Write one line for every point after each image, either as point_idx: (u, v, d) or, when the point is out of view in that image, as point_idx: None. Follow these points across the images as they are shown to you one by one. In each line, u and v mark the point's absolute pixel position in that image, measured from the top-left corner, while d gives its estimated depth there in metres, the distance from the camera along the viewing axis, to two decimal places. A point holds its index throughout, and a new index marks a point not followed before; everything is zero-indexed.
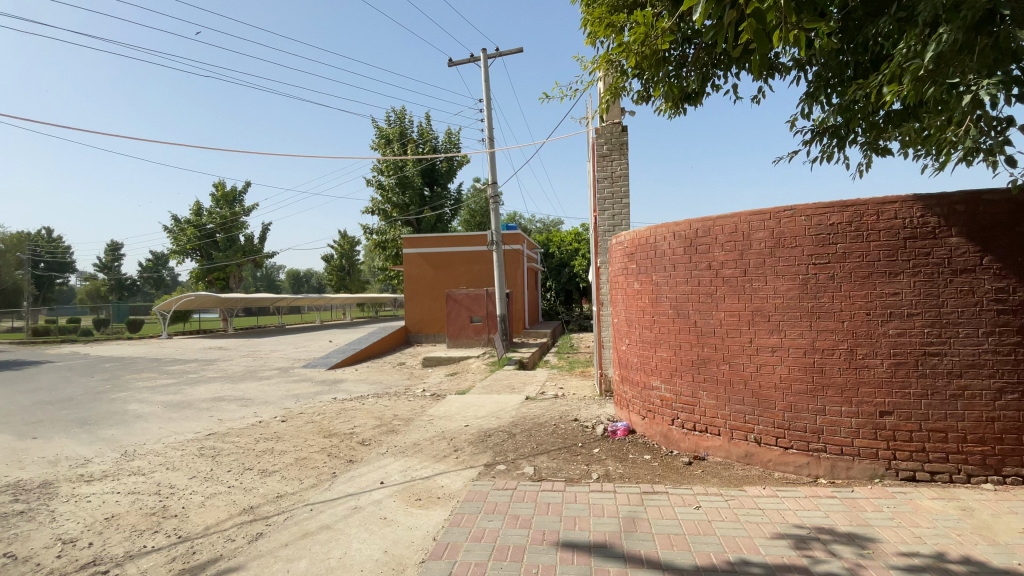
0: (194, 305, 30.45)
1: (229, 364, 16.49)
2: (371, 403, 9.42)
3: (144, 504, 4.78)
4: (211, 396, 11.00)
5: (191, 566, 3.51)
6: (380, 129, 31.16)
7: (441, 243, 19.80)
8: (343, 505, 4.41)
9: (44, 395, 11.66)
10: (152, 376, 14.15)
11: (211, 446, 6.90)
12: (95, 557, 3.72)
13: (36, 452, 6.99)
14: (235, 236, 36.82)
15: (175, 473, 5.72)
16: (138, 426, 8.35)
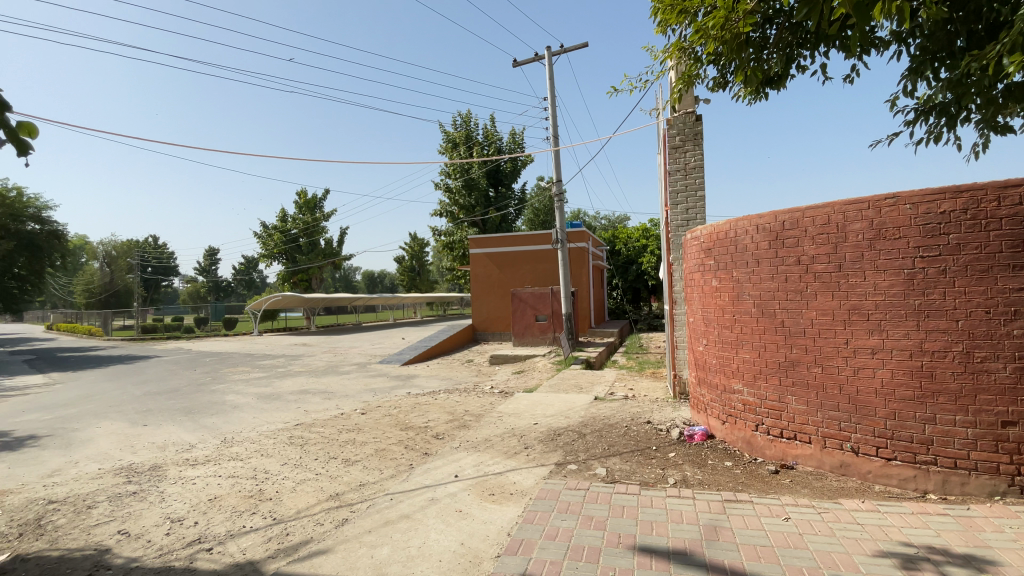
0: (281, 305, 32.97)
1: (312, 360, 17.66)
2: (442, 399, 9.70)
3: (244, 487, 5.23)
4: (297, 389, 11.85)
5: (285, 547, 3.79)
6: (447, 133, 32.02)
7: (507, 242, 19.98)
8: (420, 497, 4.57)
9: (158, 386, 13.10)
10: (247, 370, 15.48)
11: (298, 435, 7.41)
12: (205, 534, 4.12)
13: (153, 436, 7.87)
14: (316, 240, 39.40)
15: (269, 459, 6.22)
16: (236, 415, 9.15)
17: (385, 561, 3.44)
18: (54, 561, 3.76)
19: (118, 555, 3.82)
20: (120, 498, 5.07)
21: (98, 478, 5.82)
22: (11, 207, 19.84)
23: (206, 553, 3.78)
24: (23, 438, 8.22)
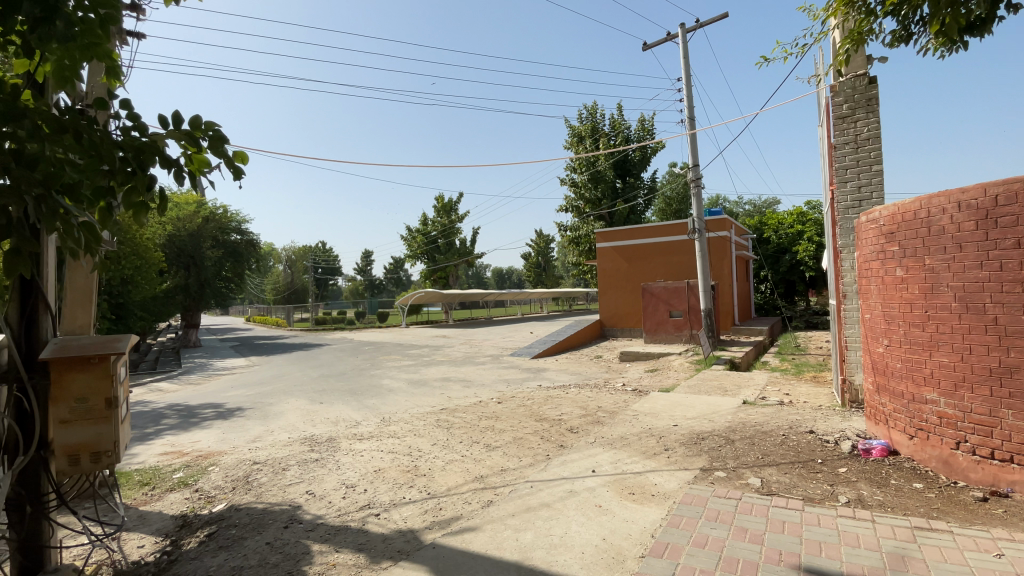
0: (423, 301, 36.07)
1: (451, 351, 19.04)
2: (574, 393, 9.75)
3: (401, 462, 5.85)
4: (439, 377, 12.88)
5: (439, 520, 4.15)
6: (573, 127, 31.94)
7: (636, 235, 19.31)
8: (559, 487, 4.66)
9: (329, 370, 15.26)
10: (398, 358, 17.27)
11: (444, 419, 8.06)
12: (373, 500, 4.70)
13: (327, 412, 9.21)
14: (452, 240, 42.32)
15: (420, 439, 6.86)
16: (391, 398, 10.27)
17: (530, 545, 3.57)
18: (263, 510, 4.61)
19: (308, 511, 4.54)
20: (307, 463, 6.02)
21: (290, 445, 6.98)
22: (223, 223, 24.67)
23: (375, 518, 4.31)
24: (237, 408, 10.20)
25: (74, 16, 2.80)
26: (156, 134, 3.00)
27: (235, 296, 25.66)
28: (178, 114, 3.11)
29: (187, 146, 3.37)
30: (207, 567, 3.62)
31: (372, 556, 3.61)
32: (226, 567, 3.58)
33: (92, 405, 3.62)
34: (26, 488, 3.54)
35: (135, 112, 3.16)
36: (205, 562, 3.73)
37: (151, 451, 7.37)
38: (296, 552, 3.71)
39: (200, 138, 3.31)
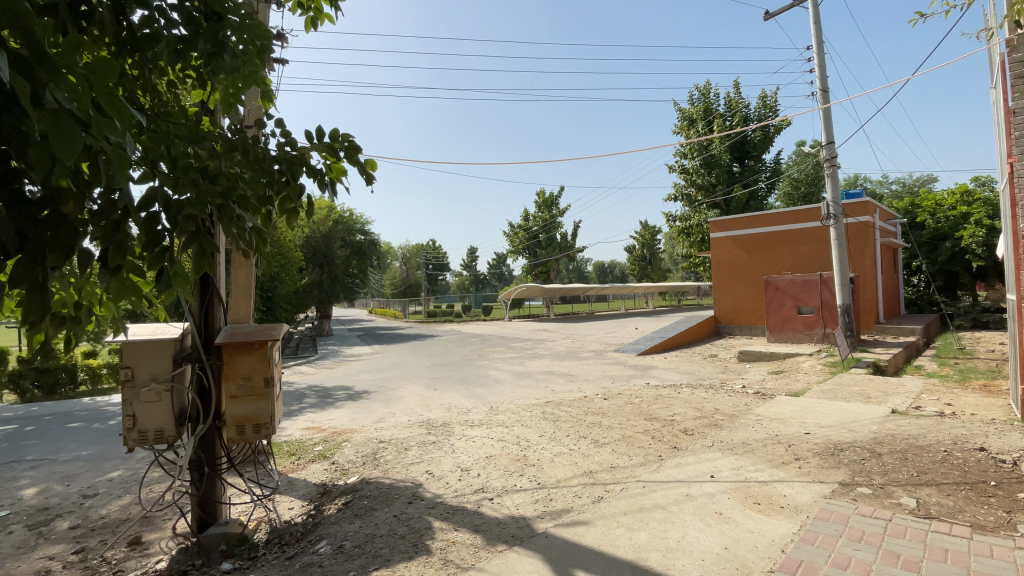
0: (525, 295, 36.72)
1: (555, 344, 19.16)
2: (686, 393, 9.27)
3: (511, 451, 6.04)
4: (544, 370, 13.03)
5: (550, 511, 4.22)
6: (683, 111, 30.22)
7: (756, 224, 17.73)
8: (674, 490, 4.48)
9: (440, 359, 16.19)
10: (503, 350, 17.81)
11: (551, 412, 8.15)
12: (485, 485, 4.91)
13: (441, 399, 9.80)
14: (554, 234, 42.45)
15: (528, 430, 7.02)
16: (499, 389, 10.61)
17: (644, 546, 3.49)
18: (390, 485, 5.04)
19: (429, 489, 4.88)
20: (425, 445, 6.47)
21: (409, 428, 7.54)
22: (348, 224, 27.26)
23: (489, 502, 4.51)
24: (363, 391, 11.29)
25: (237, 50, 3.30)
26: (303, 148, 3.43)
27: (359, 290, 28.25)
28: (321, 129, 3.50)
29: (326, 157, 3.78)
30: (346, 532, 4.06)
31: (488, 538, 3.79)
32: (361, 533, 3.98)
33: (254, 383, 4.22)
34: (205, 451, 4.29)
35: (287, 129, 3.62)
36: (343, 527, 4.18)
37: (296, 425, 8.43)
38: (420, 527, 4.02)
39: (338, 149, 3.70)
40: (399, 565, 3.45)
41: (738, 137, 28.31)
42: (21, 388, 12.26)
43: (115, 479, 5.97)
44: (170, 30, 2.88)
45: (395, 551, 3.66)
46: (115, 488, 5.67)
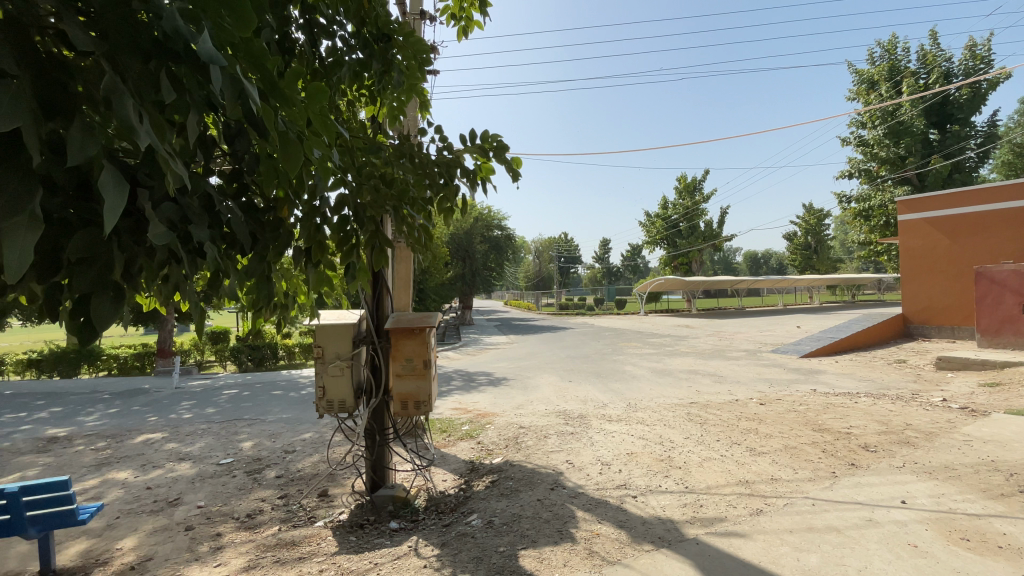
0: (663, 288, 35.00)
1: (699, 341, 17.93)
2: (864, 404, 7.97)
3: (654, 450, 5.82)
4: (687, 368, 12.29)
5: (701, 518, 3.99)
6: (859, 73, 25.88)
7: (962, 201, 14.46)
8: (852, 512, 3.91)
9: (575, 352, 16.24)
10: (642, 345, 17.21)
11: (696, 414, 7.66)
12: (628, 482, 4.82)
13: (578, 391, 9.84)
14: (697, 223, 39.59)
15: (672, 430, 6.69)
16: (637, 385, 10.29)
17: (815, 570, 3.11)
18: (533, 470, 5.23)
19: (570, 479, 4.94)
20: (565, 435, 6.56)
21: (548, 417, 7.72)
22: (487, 220, 28.63)
23: (632, 500, 4.42)
24: (503, 379, 11.85)
25: (402, 66, 3.70)
26: (458, 151, 3.71)
27: (496, 283, 29.61)
28: (474, 131, 3.74)
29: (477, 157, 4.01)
30: (495, 509, 4.32)
31: (633, 536, 3.72)
32: (509, 512, 4.20)
33: (416, 364, 4.70)
34: (377, 421, 4.90)
35: (444, 134, 3.93)
36: (492, 504, 4.45)
37: (445, 406, 9.18)
38: (564, 515, 4.10)
39: (488, 149, 3.90)
40: (546, 548, 3.57)
41: (936, 98, 23.34)
42: (239, 359, 15.31)
43: (306, 440, 7.15)
44: (351, 56, 3.32)
45: (542, 534, 3.79)
46: (307, 448, 6.78)
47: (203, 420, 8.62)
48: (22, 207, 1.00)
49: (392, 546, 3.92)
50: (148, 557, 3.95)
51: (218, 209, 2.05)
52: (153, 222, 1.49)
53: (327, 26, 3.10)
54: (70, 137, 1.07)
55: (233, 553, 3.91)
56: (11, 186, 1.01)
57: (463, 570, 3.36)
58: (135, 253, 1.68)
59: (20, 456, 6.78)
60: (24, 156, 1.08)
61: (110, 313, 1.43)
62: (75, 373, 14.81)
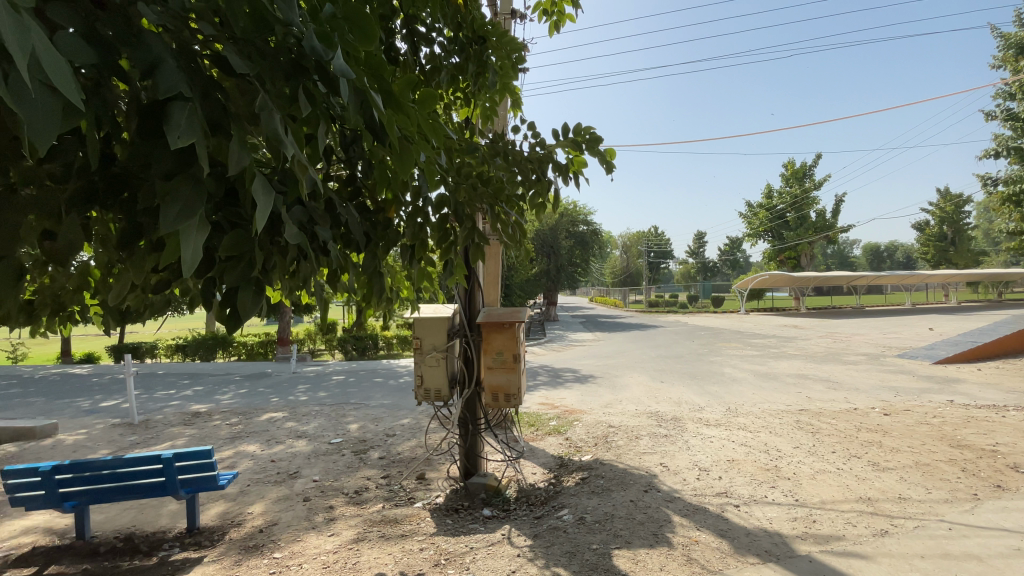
0: (766, 284, 32.40)
1: (808, 343, 16.38)
2: (1020, 420, 6.81)
3: (758, 458, 5.44)
4: (794, 372, 11.30)
5: (814, 534, 3.69)
6: (1012, 33, 22.04)
7: None
8: (1000, 542, 3.47)
9: (667, 351, 15.59)
10: (741, 346, 16.09)
11: (806, 422, 7.02)
12: (729, 490, 4.55)
13: (671, 392, 9.46)
14: (806, 213, 36.11)
15: (779, 438, 6.19)
16: (737, 389, 9.64)
17: None
18: (625, 470, 5.12)
19: (665, 482, 4.78)
20: (658, 437, 6.34)
21: (639, 417, 7.50)
22: (573, 215, 28.34)
23: (735, 509, 4.18)
24: (591, 376, 11.72)
25: (497, 65, 3.79)
26: (550, 146, 3.72)
27: (582, 279, 29.27)
28: (566, 126, 3.72)
29: (569, 151, 3.99)
30: (586, 506, 4.30)
31: (736, 547, 3.52)
32: (601, 510, 4.16)
33: (506, 358, 4.78)
34: (469, 411, 5.08)
35: (536, 130, 3.96)
36: (584, 500, 4.43)
37: (533, 400, 9.27)
38: (659, 518, 3.98)
39: (580, 142, 3.87)
40: (641, 549, 3.49)
41: None
42: (344, 349, 16.65)
43: (404, 425, 7.60)
44: (449, 61, 3.47)
45: (636, 535, 3.71)
46: (405, 433, 7.22)
47: (315, 403, 9.50)
48: (194, 211, 1.17)
49: (486, 532, 4.05)
50: (274, 522, 4.44)
51: (336, 211, 2.24)
52: (287, 224, 1.67)
53: (426, 34, 3.27)
54: (229, 149, 1.22)
55: (344, 525, 4.28)
56: (185, 193, 1.18)
57: (556, 564, 3.38)
58: (270, 252, 1.88)
59: (173, 427, 7.93)
60: (193, 167, 1.25)
61: (253, 304, 1.62)
62: (213, 357, 17.01)
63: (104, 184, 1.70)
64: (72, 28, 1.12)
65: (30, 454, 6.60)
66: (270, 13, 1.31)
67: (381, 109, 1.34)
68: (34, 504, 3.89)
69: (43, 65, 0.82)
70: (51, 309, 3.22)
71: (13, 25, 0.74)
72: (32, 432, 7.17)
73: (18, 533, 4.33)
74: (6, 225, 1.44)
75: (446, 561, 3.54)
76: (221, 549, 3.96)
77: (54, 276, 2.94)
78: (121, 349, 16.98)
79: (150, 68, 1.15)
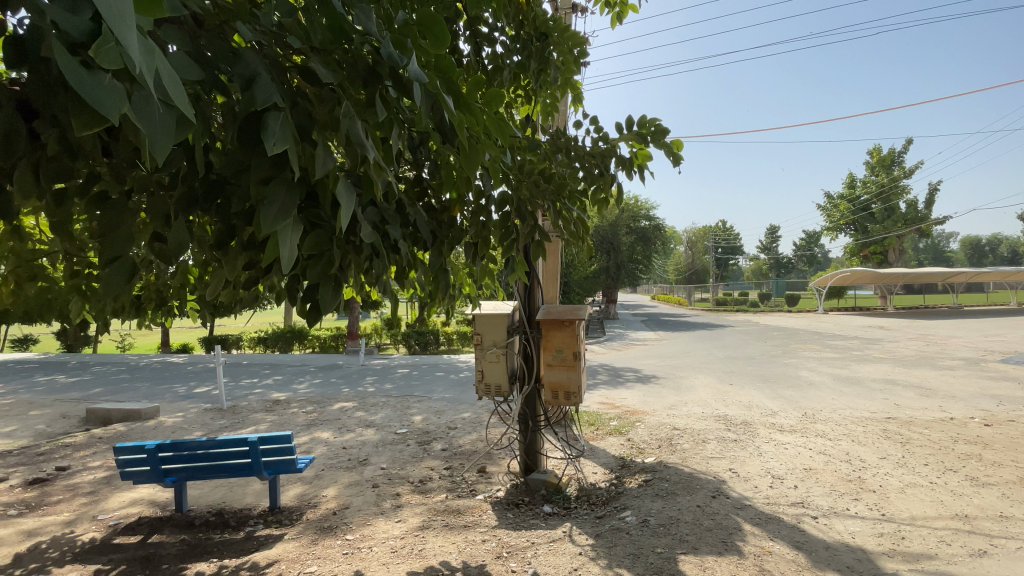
0: (847, 281, 30.04)
1: (896, 345, 15.03)
2: None
3: (839, 468, 5.07)
4: (880, 376, 10.41)
5: (904, 553, 3.41)
6: None
7: None
8: None
9: (736, 352, 14.83)
10: (818, 347, 15.03)
11: (895, 431, 6.44)
12: (805, 501, 4.29)
13: (740, 395, 9.01)
14: (895, 204, 33.05)
15: (863, 448, 5.74)
16: (814, 393, 9.01)
17: None
18: (690, 474, 4.94)
19: (734, 488, 4.57)
20: (726, 441, 6.06)
21: (705, 420, 7.20)
22: (634, 211, 27.61)
23: (812, 520, 3.93)
24: (653, 375, 11.41)
25: (559, 60, 3.77)
26: (613, 140, 3.66)
27: (643, 276, 28.48)
28: (630, 118, 3.64)
29: (633, 145, 3.90)
30: (650, 508, 4.20)
31: (814, 561, 3.32)
32: (666, 513, 4.05)
33: (566, 355, 4.75)
34: (529, 407, 5.10)
35: (599, 124, 3.90)
36: (647, 503, 4.33)
37: (593, 399, 9.16)
38: (728, 525, 3.82)
39: (645, 135, 3.76)
40: (708, 556, 3.37)
41: None
42: (408, 343, 17.25)
43: (465, 419, 7.76)
44: (511, 59, 3.49)
45: (703, 541, 3.58)
46: (467, 426, 7.37)
47: (382, 394, 9.91)
48: (288, 212, 1.27)
49: (547, 529, 4.06)
50: (346, 505, 4.70)
51: (405, 210, 2.33)
52: (364, 223, 1.76)
53: (489, 33, 3.31)
54: (316, 154, 1.32)
55: (410, 513, 4.45)
56: (280, 196, 1.29)
57: (619, 565, 3.34)
58: (347, 250, 2.00)
59: (256, 413, 8.58)
60: (287, 172, 1.36)
61: (334, 299, 1.74)
62: (290, 349, 18.20)
63: (203, 190, 1.87)
64: (183, 49, 1.24)
65: (137, 433, 7.38)
66: (350, 24, 1.38)
67: (453, 111, 1.38)
68: (142, 477, 4.36)
69: (165, 83, 0.92)
70: (153, 304, 3.56)
71: (141, 51, 0.83)
72: (139, 413, 8.02)
73: (129, 503, 4.88)
74: (126, 228, 1.62)
75: (508, 554, 3.59)
76: (300, 528, 4.25)
77: (158, 274, 3.26)
78: (210, 340, 18.56)
79: (249, 82, 1.25)
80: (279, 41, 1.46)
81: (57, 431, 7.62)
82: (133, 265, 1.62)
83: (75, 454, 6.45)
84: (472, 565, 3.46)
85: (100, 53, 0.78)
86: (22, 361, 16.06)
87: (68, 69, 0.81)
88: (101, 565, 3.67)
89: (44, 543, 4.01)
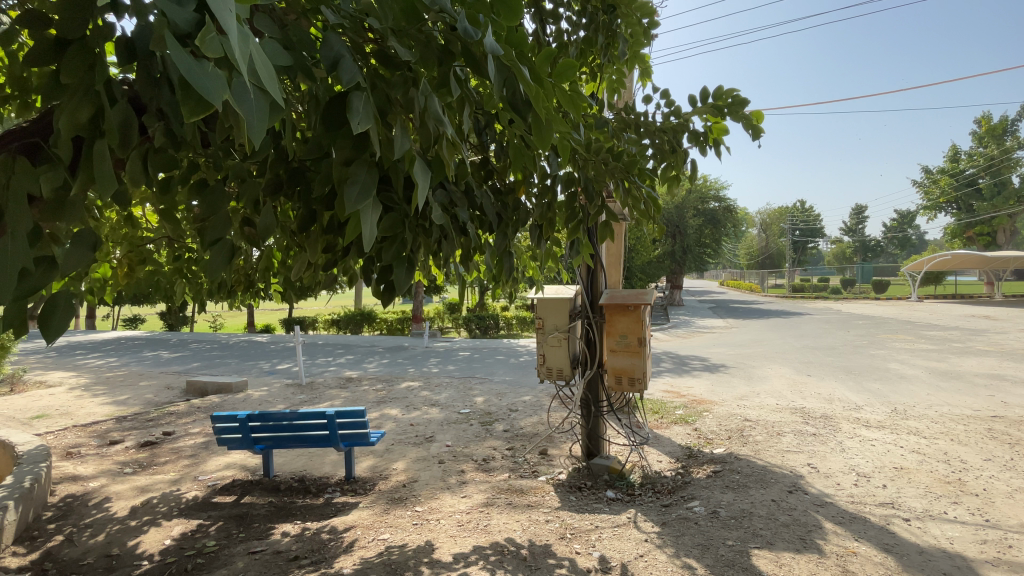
0: (947, 266, 27.14)
1: (1008, 338, 13.40)
2: None
3: (934, 468, 4.64)
4: (986, 371, 9.36)
5: (1010, 563, 3.10)
6: None
7: None
8: None
9: (814, 342, 13.85)
10: (911, 338, 13.74)
11: (1001, 431, 5.78)
12: (893, 501, 3.96)
13: (818, 387, 8.45)
14: (1007, 178, 29.19)
15: (964, 448, 5.20)
16: (905, 387, 8.27)
17: None
18: (765, 467, 4.71)
19: (814, 484, 4.31)
20: (804, 435, 5.70)
21: (780, 412, 6.82)
22: (701, 192, 26.29)
23: (903, 522, 3.63)
24: (722, 364, 10.95)
25: (625, 32, 3.58)
26: (686, 113, 3.48)
27: (711, 261, 27.27)
28: (706, 90, 3.43)
29: (708, 118, 3.68)
30: (720, 500, 4.05)
31: (906, 566, 3.09)
32: (737, 506, 3.89)
33: (630, 342, 4.64)
34: (592, 392, 5.00)
35: (670, 98, 3.71)
36: (717, 495, 4.17)
37: (656, 387, 8.92)
38: (807, 522, 3.61)
39: (722, 107, 3.54)
40: (784, 552, 3.21)
41: None
42: (469, 328, 17.59)
43: (526, 402, 7.84)
44: (575, 35, 3.41)
45: (779, 537, 3.42)
46: (528, 409, 7.43)
47: (446, 375, 10.23)
48: (369, 191, 1.31)
49: (610, 513, 4.04)
50: (414, 479, 4.91)
51: (473, 194, 2.34)
52: (434, 205, 1.78)
53: (552, 10, 3.25)
54: (394, 134, 1.35)
55: (474, 489, 4.58)
56: (360, 176, 1.33)
57: (687, 555, 3.27)
58: (418, 233, 2.04)
59: (331, 389, 9.14)
60: (366, 155, 1.40)
61: (406, 279, 1.78)
62: (361, 330, 19.21)
63: (288, 176, 1.98)
64: (273, 36, 1.31)
65: (229, 404, 8.11)
66: (424, 5, 1.37)
67: (529, 81, 1.32)
68: (235, 444, 4.78)
69: (259, 68, 0.97)
70: (243, 286, 3.89)
71: (236, 37, 0.87)
72: (230, 386, 8.79)
73: (224, 466, 5.39)
74: (222, 213, 1.73)
75: (571, 536, 3.61)
76: (372, 498, 4.50)
77: (246, 258, 3.54)
78: (291, 321, 20.05)
79: (334, 64, 1.29)
80: (357, 26, 1.50)
81: (162, 400, 8.54)
82: (228, 247, 1.73)
83: (178, 420, 7.21)
84: (537, 544, 3.51)
85: (205, 42, 0.82)
86: (134, 338, 18.17)
87: (179, 58, 0.88)
88: (202, 520, 4.09)
89: (156, 498, 4.52)
